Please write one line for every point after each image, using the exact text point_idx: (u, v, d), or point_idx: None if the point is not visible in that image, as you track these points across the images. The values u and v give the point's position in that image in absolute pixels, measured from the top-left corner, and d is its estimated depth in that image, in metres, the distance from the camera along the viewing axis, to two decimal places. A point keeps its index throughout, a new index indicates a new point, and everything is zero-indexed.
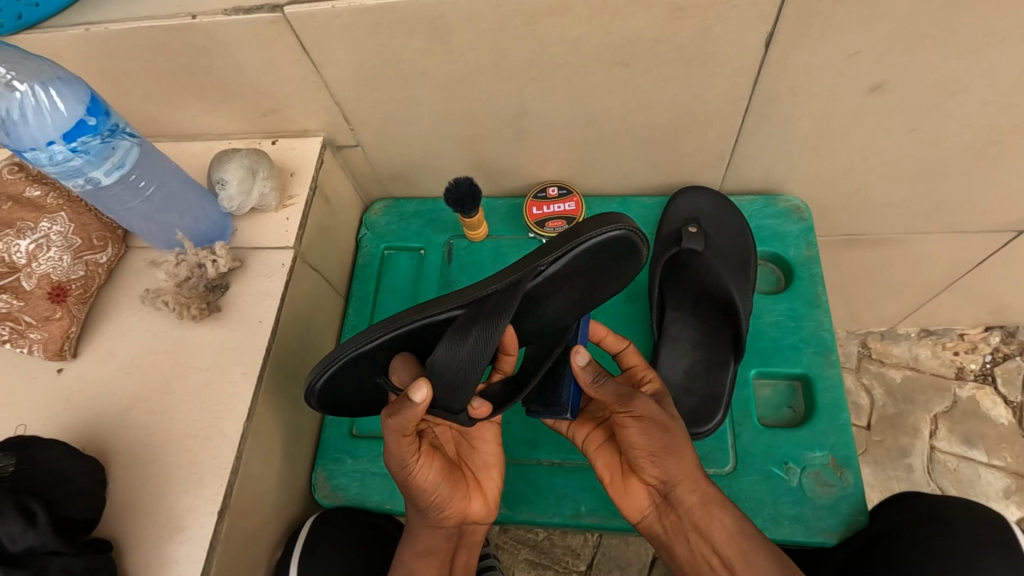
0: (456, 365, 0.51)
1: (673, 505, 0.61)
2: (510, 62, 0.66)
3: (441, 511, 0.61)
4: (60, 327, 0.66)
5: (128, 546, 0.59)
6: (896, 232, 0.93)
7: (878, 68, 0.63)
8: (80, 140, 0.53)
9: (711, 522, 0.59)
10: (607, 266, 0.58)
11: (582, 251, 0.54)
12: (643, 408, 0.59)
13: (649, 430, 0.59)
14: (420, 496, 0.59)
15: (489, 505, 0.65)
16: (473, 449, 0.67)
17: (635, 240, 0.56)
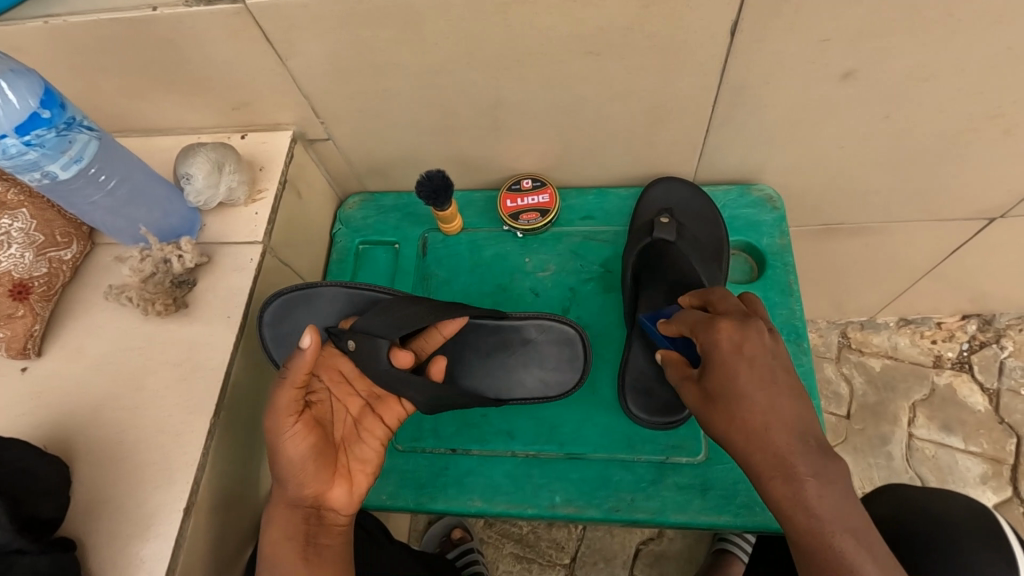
0: (407, 310, 0.65)
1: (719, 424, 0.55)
2: (480, 52, 0.65)
3: (294, 485, 0.57)
4: (24, 326, 0.65)
5: (93, 546, 0.58)
6: (869, 221, 0.94)
7: (845, 55, 0.63)
8: (34, 133, 0.52)
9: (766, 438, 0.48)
10: (551, 347, 0.74)
11: (528, 326, 0.74)
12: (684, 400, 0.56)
13: (691, 391, 0.54)
14: (278, 463, 0.57)
15: (352, 501, 0.60)
16: (359, 441, 0.63)
17: (576, 345, 0.74)
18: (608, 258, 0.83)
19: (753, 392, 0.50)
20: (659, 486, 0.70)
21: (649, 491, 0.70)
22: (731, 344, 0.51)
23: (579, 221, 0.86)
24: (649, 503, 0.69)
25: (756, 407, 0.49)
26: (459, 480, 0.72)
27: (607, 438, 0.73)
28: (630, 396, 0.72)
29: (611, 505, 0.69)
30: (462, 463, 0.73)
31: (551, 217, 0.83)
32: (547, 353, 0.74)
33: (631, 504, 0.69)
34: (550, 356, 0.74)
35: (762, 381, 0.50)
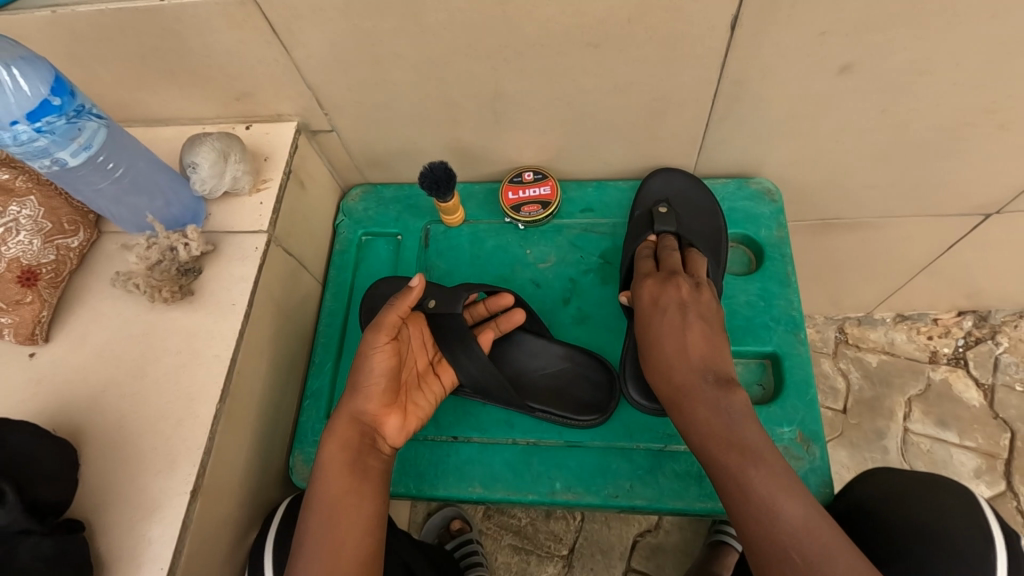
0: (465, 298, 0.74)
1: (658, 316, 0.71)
2: (483, 43, 0.66)
3: (362, 400, 0.64)
4: (31, 311, 0.66)
5: (100, 528, 0.58)
6: (866, 216, 0.95)
7: (842, 48, 0.64)
8: (46, 121, 0.53)
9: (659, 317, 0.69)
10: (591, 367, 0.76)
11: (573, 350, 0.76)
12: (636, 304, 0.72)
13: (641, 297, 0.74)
14: (355, 378, 0.65)
15: (403, 434, 0.67)
16: (420, 393, 0.71)
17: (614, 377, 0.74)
18: (607, 250, 0.84)
19: (668, 341, 0.66)
20: (657, 474, 0.71)
21: (646, 478, 0.70)
22: (651, 298, 0.70)
23: (579, 214, 0.86)
24: (647, 490, 0.70)
25: (672, 353, 0.66)
26: (460, 468, 0.73)
27: (606, 428, 0.73)
28: (630, 379, 0.73)
29: (610, 492, 0.70)
30: (463, 451, 0.74)
31: (552, 209, 0.84)
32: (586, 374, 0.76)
33: (630, 491, 0.70)
34: (591, 379, 0.75)
35: (677, 326, 0.67)
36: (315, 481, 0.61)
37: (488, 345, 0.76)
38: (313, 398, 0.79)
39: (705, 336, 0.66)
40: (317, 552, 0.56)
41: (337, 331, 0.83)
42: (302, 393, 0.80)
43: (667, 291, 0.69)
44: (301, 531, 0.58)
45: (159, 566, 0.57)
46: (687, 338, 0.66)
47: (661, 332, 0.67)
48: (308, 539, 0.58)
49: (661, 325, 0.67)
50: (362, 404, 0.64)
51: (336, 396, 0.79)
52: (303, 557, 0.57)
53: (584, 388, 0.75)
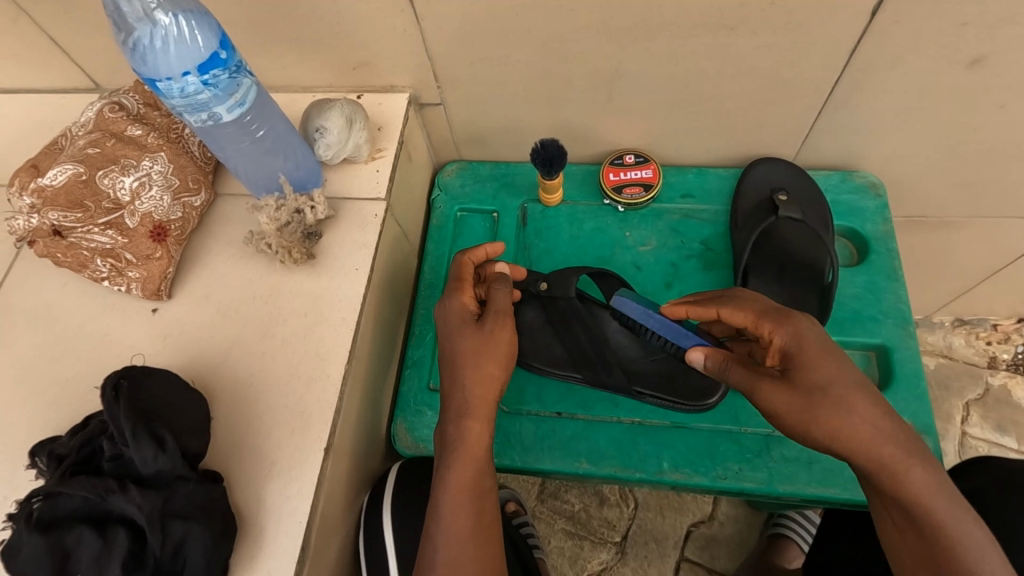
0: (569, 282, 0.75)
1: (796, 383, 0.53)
2: (617, 21, 0.67)
3: (495, 387, 0.61)
4: (159, 267, 0.66)
5: (236, 479, 0.59)
6: (957, 216, 0.94)
7: (980, 41, 0.64)
8: (212, 73, 0.53)
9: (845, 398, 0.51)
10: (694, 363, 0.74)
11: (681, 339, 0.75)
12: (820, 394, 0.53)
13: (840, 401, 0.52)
14: (493, 364, 0.62)
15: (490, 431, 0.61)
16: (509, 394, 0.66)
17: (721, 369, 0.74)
18: (709, 236, 0.84)
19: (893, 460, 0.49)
20: (766, 457, 0.71)
21: (756, 462, 0.71)
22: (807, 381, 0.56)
23: (679, 199, 0.87)
24: (756, 473, 0.70)
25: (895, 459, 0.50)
26: (567, 444, 0.74)
27: (715, 411, 0.74)
28: None
29: (718, 474, 0.71)
30: (568, 427, 0.75)
31: (653, 193, 0.84)
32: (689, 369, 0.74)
33: (739, 473, 0.71)
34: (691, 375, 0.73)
35: None
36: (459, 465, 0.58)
37: (586, 341, 0.74)
38: (414, 367, 0.80)
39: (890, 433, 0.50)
40: (464, 542, 0.55)
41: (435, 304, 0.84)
42: (402, 364, 0.81)
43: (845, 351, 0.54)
44: (443, 516, 0.56)
45: (298, 521, 0.57)
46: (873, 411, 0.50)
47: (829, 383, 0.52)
48: (459, 525, 0.55)
49: (824, 361, 0.52)
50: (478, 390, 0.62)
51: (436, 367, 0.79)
52: (456, 541, 0.55)
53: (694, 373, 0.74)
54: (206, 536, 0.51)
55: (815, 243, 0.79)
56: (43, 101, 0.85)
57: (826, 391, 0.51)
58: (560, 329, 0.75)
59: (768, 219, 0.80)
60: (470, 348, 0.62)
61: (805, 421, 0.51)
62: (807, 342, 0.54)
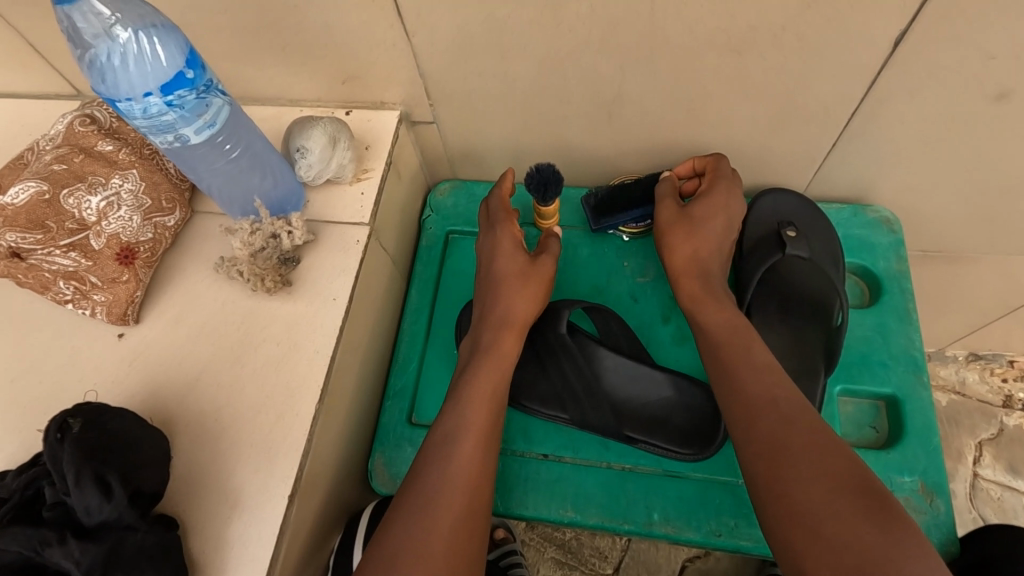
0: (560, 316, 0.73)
1: (692, 206, 0.72)
2: (619, 41, 0.62)
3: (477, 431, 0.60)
4: (126, 291, 0.62)
5: (193, 526, 0.55)
6: (976, 252, 0.89)
7: (1008, 74, 0.59)
8: (177, 94, 0.49)
9: (696, 235, 0.71)
10: (686, 406, 0.70)
11: (677, 381, 0.70)
12: (698, 221, 0.71)
13: (691, 238, 0.70)
14: (488, 381, 0.63)
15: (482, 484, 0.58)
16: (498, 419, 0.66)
17: (717, 411, 0.69)
18: None
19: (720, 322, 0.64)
20: None
21: (753, 517, 0.66)
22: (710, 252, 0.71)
23: None
24: (753, 530, 0.66)
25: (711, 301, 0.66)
26: (551, 487, 0.70)
27: (711, 459, 0.69)
28: None
29: (712, 529, 0.66)
30: (554, 469, 0.71)
31: None
32: (682, 412, 0.70)
33: (735, 530, 0.66)
34: (684, 419, 0.70)
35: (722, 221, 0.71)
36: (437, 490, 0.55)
37: (577, 381, 0.71)
38: (395, 399, 0.76)
39: (707, 292, 0.68)
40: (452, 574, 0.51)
41: (421, 331, 0.80)
42: (384, 394, 0.77)
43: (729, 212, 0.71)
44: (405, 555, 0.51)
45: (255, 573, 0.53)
46: (698, 242, 0.70)
47: (708, 221, 0.71)
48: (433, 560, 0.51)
49: (714, 216, 0.71)
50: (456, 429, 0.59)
51: (418, 400, 0.76)
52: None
53: (688, 418, 0.70)
54: None
55: (818, 283, 0.75)
56: (27, 106, 0.81)
57: (696, 216, 0.71)
58: (550, 366, 0.72)
59: (775, 256, 0.76)
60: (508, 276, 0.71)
61: (669, 226, 0.72)
62: (716, 193, 0.71)
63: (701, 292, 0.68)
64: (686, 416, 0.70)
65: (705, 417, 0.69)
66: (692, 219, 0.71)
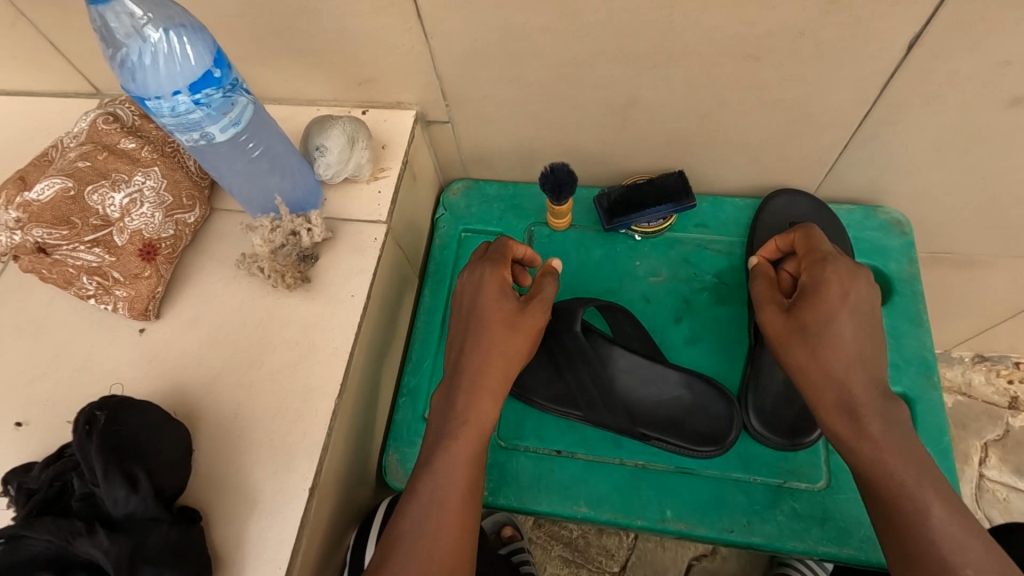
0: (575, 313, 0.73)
1: (804, 307, 0.57)
2: (636, 46, 0.63)
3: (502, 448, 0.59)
4: (148, 287, 0.63)
5: (214, 519, 0.56)
6: (985, 255, 0.89)
7: (1022, 80, 0.60)
8: (205, 92, 0.50)
9: (826, 347, 0.54)
10: (700, 406, 0.70)
11: (691, 380, 0.71)
12: (821, 328, 0.55)
13: (819, 351, 0.55)
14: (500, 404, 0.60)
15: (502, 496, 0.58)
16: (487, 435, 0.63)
17: (732, 410, 0.69)
18: (723, 269, 0.80)
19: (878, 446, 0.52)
20: (775, 510, 0.67)
21: (765, 514, 0.67)
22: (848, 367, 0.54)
23: (693, 229, 0.83)
24: (765, 527, 0.66)
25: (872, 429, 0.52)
26: (564, 485, 0.70)
27: (723, 457, 0.70)
28: (751, 408, 0.70)
29: (724, 526, 0.67)
30: (566, 466, 0.71)
31: (670, 221, 0.81)
32: (697, 411, 0.70)
33: (747, 527, 0.66)
34: (698, 419, 0.70)
35: (855, 321, 0.55)
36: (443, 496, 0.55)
37: (593, 379, 0.71)
38: (409, 396, 0.77)
39: (841, 390, 0.54)
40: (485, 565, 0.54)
41: (435, 328, 0.81)
42: (398, 391, 0.78)
43: (856, 287, 0.56)
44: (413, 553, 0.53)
45: (276, 565, 0.54)
46: (830, 353, 0.54)
47: (837, 323, 0.55)
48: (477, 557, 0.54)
49: (838, 316, 0.55)
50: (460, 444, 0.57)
51: (432, 397, 0.77)
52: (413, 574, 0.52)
53: (702, 417, 0.70)
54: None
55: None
56: (46, 105, 0.82)
57: (820, 322, 0.55)
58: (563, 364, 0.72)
59: None
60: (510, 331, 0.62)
61: (784, 339, 0.57)
62: (825, 290, 0.56)
63: (841, 409, 0.54)
64: (701, 415, 0.70)
65: (719, 417, 0.70)
66: (816, 328, 0.55)
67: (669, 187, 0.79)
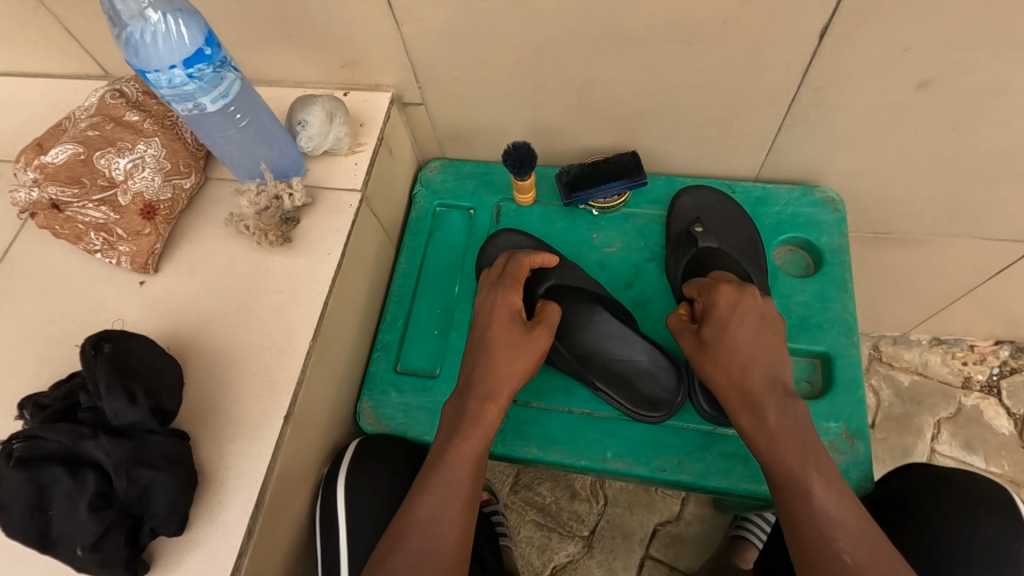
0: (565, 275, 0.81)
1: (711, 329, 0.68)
2: (583, 32, 0.71)
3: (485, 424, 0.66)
4: (148, 243, 0.72)
5: (201, 441, 0.64)
6: (923, 234, 0.95)
7: (924, 65, 0.67)
8: (197, 67, 0.59)
9: (733, 354, 0.66)
10: (655, 375, 0.77)
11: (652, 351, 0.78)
12: (727, 340, 0.67)
13: (731, 360, 0.66)
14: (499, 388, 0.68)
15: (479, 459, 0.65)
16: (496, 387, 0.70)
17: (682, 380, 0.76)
18: None
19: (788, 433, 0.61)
20: (705, 451, 0.75)
21: (695, 455, 0.75)
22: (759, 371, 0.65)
23: (646, 205, 0.91)
24: (694, 466, 0.74)
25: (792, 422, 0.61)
26: (519, 428, 0.78)
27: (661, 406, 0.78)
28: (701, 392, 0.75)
29: (658, 464, 0.75)
30: (521, 412, 0.79)
31: (625, 197, 0.89)
32: (654, 379, 0.77)
33: (678, 465, 0.74)
34: (652, 387, 0.77)
35: (752, 331, 0.67)
36: (451, 474, 0.63)
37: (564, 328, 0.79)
38: (383, 350, 0.85)
39: (774, 387, 0.64)
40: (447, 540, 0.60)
41: (409, 292, 0.89)
42: (373, 347, 0.86)
43: (746, 300, 0.69)
44: (423, 514, 0.61)
45: (253, 478, 0.62)
46: (739, 360, 0.65)
47: (736, 334, 0.67)
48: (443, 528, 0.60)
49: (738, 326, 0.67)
50: (464, 429, 0.65)
51: (403, 352, 0.85)
52: (447, 546, 0.60)
53: (655, 387, 0.77)
54: (169, 485, 0.56)
55: (742, 252, 0.84)
56: (60, 85, 0.91)
57: (722, 340, 0.67)
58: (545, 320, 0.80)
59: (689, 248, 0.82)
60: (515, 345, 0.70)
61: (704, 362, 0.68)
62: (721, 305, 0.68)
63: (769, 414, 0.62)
64: (657, 386, 0.77)
65: (669, 386, 0.77)
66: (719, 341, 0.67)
67: (624, 165, 0.87)
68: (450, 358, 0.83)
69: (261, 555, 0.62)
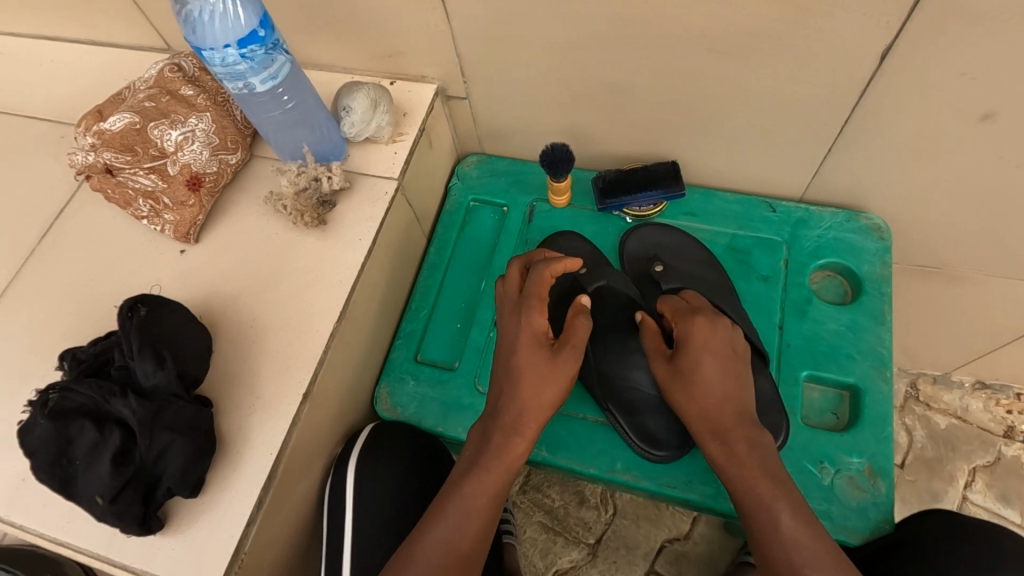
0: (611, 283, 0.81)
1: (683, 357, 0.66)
2: (631, 39, 0.70)
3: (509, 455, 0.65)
4: (191, 213, 0.75)
5: (222, 408, 0.66)
6: (974, 272, 0.90)
7: (988, 96, 0.64)
8: (250, 48, 0.60)
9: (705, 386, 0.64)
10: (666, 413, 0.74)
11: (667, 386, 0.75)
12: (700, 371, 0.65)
13: (703, 390, 0.64)
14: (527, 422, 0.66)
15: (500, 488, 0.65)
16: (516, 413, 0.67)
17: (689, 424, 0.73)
18: None
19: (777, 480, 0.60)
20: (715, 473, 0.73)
21: (705, 476, 0.73)
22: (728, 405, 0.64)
23: (681, 217, 0.89)
24: (703, 486, 0.73)
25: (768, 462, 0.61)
26: None
27: None
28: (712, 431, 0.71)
29: (666, 481, 0.73)
30: None
31: (660, 207, 0.88)
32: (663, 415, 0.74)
33: (687, 484, 0.73)
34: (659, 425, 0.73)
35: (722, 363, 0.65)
36: (469, 497, 0.63)
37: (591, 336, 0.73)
38: (404, 338, 0.86)
39: (739, 420, 0.63)
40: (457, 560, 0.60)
41: (435, 284, 0.90)
42: (395, 334, 0.87)
43: (718, 332, 0.66)
44: (440, 532, 0.61)
45: (267, 450, 0.64)
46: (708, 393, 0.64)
47: (709, 364, 0.65)
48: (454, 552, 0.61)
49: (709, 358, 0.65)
50: (485, 460, 0.64)
51: (424, 342, 0.85)
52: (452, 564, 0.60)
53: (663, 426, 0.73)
54: (186, 449, 0.58)
55: (703, 280, 0.81)
56: (123, 54, 0.95)
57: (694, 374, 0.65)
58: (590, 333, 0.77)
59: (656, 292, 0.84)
60: (543, 371, 0.67)
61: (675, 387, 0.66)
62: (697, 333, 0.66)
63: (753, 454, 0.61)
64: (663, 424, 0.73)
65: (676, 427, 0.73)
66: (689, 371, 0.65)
67: (659, 174, 0.86)
68: (470, 353, 0.83)
69: (267, 527, 0.64)
